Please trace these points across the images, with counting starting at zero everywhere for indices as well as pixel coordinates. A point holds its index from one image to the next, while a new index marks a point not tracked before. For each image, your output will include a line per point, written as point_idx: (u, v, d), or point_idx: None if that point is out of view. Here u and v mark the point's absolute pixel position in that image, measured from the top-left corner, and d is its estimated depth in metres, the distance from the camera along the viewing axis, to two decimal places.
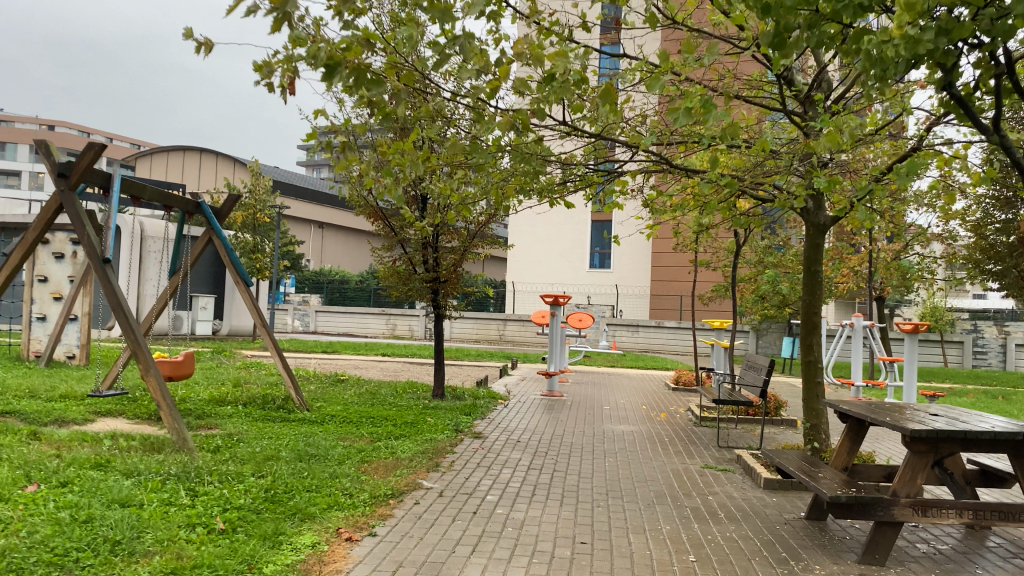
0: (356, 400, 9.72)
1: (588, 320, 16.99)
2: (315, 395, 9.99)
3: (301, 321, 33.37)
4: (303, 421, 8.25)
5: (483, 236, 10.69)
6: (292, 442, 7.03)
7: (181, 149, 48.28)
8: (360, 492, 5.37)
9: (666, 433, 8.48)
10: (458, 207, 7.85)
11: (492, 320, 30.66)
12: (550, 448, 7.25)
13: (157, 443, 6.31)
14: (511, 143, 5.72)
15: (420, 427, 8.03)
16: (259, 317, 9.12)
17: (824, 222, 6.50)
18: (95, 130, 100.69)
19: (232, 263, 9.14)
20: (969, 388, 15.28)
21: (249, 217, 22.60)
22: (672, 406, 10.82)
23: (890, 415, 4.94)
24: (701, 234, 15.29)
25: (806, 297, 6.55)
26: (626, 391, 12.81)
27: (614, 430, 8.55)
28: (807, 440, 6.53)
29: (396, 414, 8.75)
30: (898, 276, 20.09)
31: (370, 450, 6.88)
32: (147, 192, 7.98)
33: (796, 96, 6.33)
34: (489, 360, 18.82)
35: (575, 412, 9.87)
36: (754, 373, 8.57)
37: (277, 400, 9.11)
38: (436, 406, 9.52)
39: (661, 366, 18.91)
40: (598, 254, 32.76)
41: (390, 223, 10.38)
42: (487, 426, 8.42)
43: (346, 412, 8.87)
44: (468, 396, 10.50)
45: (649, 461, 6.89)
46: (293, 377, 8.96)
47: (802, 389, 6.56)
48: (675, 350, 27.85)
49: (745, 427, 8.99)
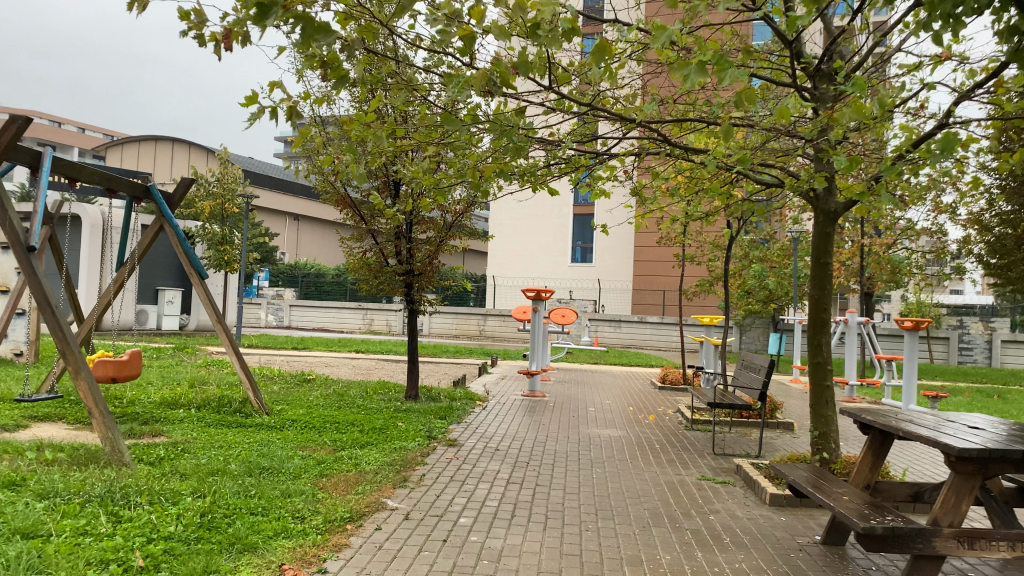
0: (323, 403, 9.01)
1: (571, 316, 16.37)
2: (277, 397, 9.26)
3: (275, 317, 32.89)
4: (261, 427, 7.55)
5: (461, 225, 9.98)
6: (245, 453, 6.33)
7: (152, 139, 47.13)
8: (313, 515, 4.66)
9: (655, 439, 7.83)
10: (432, 192, 7.18)
11: (472, 314, 30.04)
12: (531, 458, 6.60)
13: (88, 454, 5.56)
14: (491, 115, 5.04)
15: (388, 434, 7.34)
16: (214, 313, 8.37)
17: (835, 209, 5.90)
18: (68, 121, 98.81)
19: (185, 255, 8.40)
20: (963, 387, 14.82)
21: (218, 208, 21.72)
22: (660, 407, 10.20)
23: (921, 427, 4.32)
24: (690, 225, 14.65)
25: (814, 292, 5.92)
26: (610, 391, 12.19)
27: (598, 434, 7.92)
28: (816, 450, 5.91)
29: (363, 419, 8.06)
30: (887, 270, 19.63)
31: (331, 462, 6.19)
32: (86, 174, 7.22)
33: (807, 69, 5.69)
34: (468, 356, 18.18)
35: (558, 414, 9.22)
36: (752, 374, 7.88)
37: (234, 402, 8.39)
38: (409, 409, 8.85)
39: (646, 363, 18.35)
40: (579, 248, 32.17)
41: (359, 211, 9.65)
42: (462, 431, 7.75)
43: (309, 416, 8.18)
44: (443, 397, 9.84)
45: (640, 472, 6.24)
46: (251, 377, 8.25)
47: (809, 393, 5.95)
48: (658, 346, 27.32)
49: (741, 430, 8.38)
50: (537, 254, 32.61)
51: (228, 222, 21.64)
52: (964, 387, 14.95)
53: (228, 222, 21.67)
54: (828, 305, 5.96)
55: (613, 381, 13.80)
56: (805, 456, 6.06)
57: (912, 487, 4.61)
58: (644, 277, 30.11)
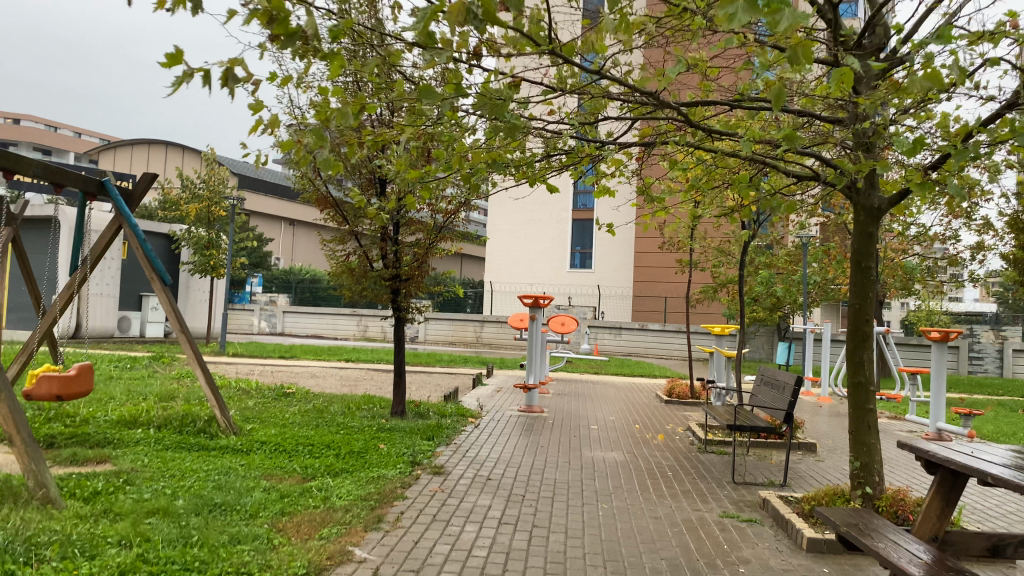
0: (299, 421, 8.21)
1: (571, 324, 15.56)
2: (248, 415, 8.42)
3: (268, 323, 32.02)
4: (226, 451, 6.74)
5: (453, 226, 9.13)
6: (201, 484, 5.48)
7: (146, 142, 46.34)
8: (262, 570, 3.83)
9: (665, 464, 7.01)
10: (415, 186, 6.36)
11: (469, 321, 29.24)
12: (526, 490, 5.79)
13: (8, 490, 4.74)
14: (477, 88, 4.22)
15: (367, 459, 6.52)
16: (176, 321, 7.57)
17: (878, 205, 5.10)
18: (63, 124, 98.12)
19: (146, 258, 7.58)
20: (987, 401, 13.98)
21: (204, 211, 20.61)
22: (668, 425, 9.38)
23: (1003, 468, 3.55)
24: (697, 229, 13.84)
25: (854, 300, 5.12)
26: (613, 405, 11.37)
27: (602, 458, 7.11)
28: (854, 482, 5.10)
29: (340, 440, 7.27)
30: (901, 276, 18.83)
31: (296, 497, 5.37)
32: (25, 167, 6.39)
33: (847, 43, 4.90)
34: (463, 367, 17.34)
35: (557, 433, 8.39)
36: (774, 391, 7.04)
37: (198, 421, 7.55)
38: (393, 428, 8.04)
39: (650, 373, 17.53)
40: (578, 254, 31.39)
41: (342, 211, 8.83)
42: (451, 455, 6.93)
43: (281, 437, 7.35)
44: (433, 413, 9.01)
45: (653, 508, 5.43)
46: (217, 394, 7.43)
47: (849, 416, 5.15)
48: (659, 354, 26.49)
49: (761, 453, 7.57)
50: (535, 258, 31.78)
51: (215, 225, 20.62)
52: (982, 401, 14.21)
53: (214, 225, 20.71)
54: (871, 316, 5.16)
55: (615, 394, 12.97)
56: (841, 490, 5.25)
57: (990, 539, 3.81)
58: (645, 284, 29.31)
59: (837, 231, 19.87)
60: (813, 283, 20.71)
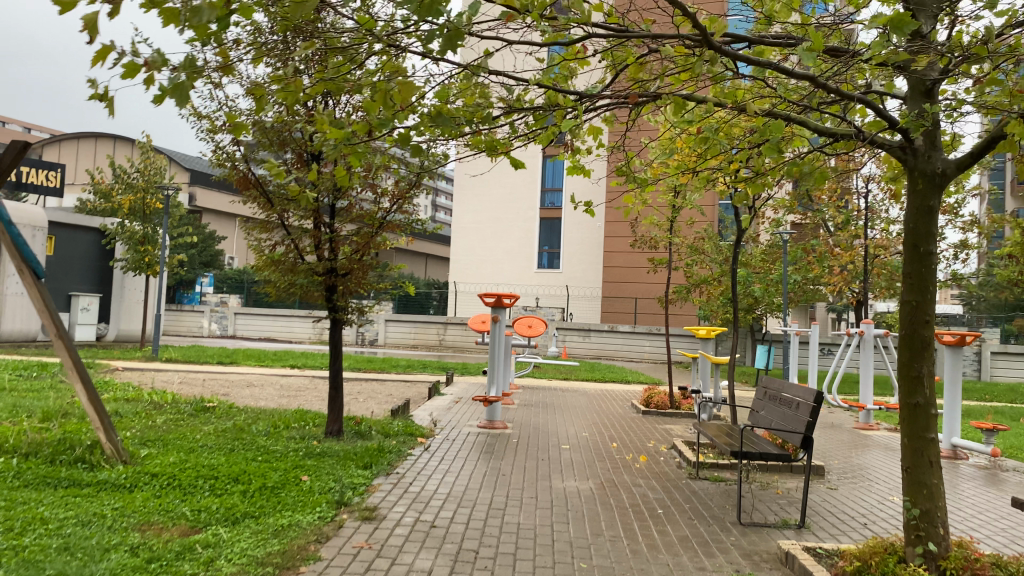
0: (209, 444, 6.82)
1: (538, 327, 14.28)
2: (149, 437, 7.00)
3: (219, 325, 30.50)
4: (102, 489, 5.30)
5: (399, 212, 7.81)
6: (43, 544, 4.06)
7: (94, 136, 44.01)
8: None
9: (651, 496, 5.76)
10: (342, 152, 5.01)
11: (432, 323, 27.94)
12: (481, 543, 4.48)
13: None
14: None
15: (282, 500, 5.14)
16: (48, 321, 6.10)
17: (941, 169, 3.90)
18: (12, 121, 94.58)
19: (13, 244, 6.11)
20: (985, 410, 12.92)
21: (139, 202, 19.02)
22: (650, 442, 8.13)
23: None
24: (675, 221, 12.68)
25: (911, 294, 3.90)
26: (585, 417, 10.09)
27: (576, 491, 5.83)
28: (910, 535, 3.89)
29: (252, 470, 5.88)
30: (884, 276, 17.81)
31: (170, 560, 3.98)
32: None
33: None
34: (421, 373, 15.99)
35: (521, 455, 7.13)
36: (784, 409, 5.81)
37: (79, 446, 6.10)
38: (325, 453, 6.68)
39: (622, 378, 16.37)
40: (546, 253, 30.26)
41: (266, 192, 7.46)
42: (391, 489, 5.62)
43: (182, 466, 5.94)
44: (375, 433, 7.67)
45: (645, 568, 4.15)
46: (101, 412, 6.00)
47: (902, 446, 3.94)
48: (628, 357, 25.39)
49: (765, 481, 6.34)
50: (500, 258, 30.53)
51: (153, 219, 19.02)
52: (976, 408, 13.25)
53: (151, 220, 19.08)
54: (931, 316, 3.93)
55: (585, 403, 11.68)
56: (891, 545, 4.05)
57: None
58: (613, 285, 28.17)
59: (816, 228, 18.89)
60: (792, 284, 19.69)
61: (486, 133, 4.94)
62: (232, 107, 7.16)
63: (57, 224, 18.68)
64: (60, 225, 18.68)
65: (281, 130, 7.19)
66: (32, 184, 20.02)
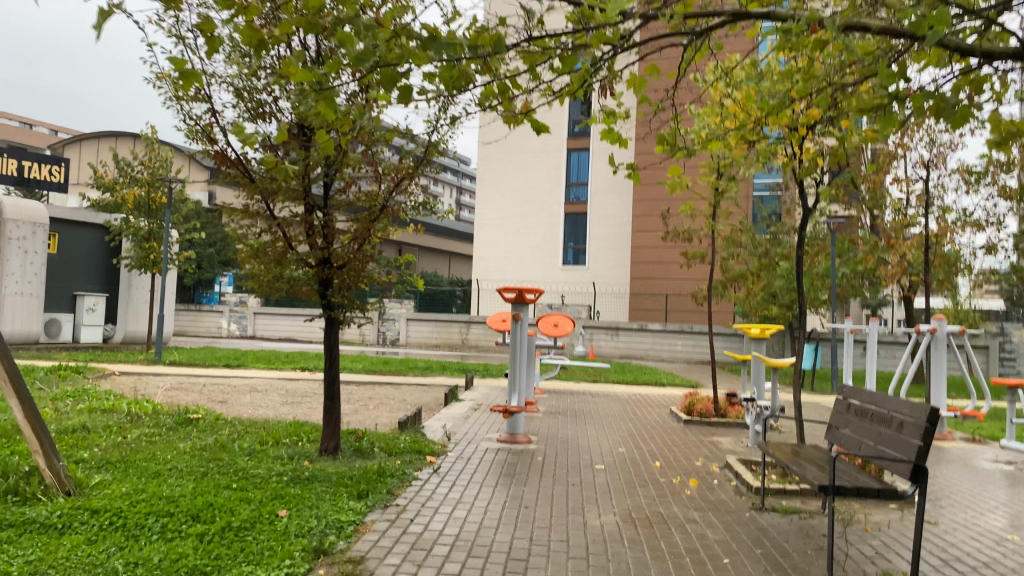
0: (178, 468, 5.74)
1: (565, 326, 13.09)
2: (112, 458, 5.93)
3: (238, 325, 29.74)
4: (25, 532, 4.23)
5: (402, 195, 6.76)
6: None
7: (113, 134, 43.49)
8: None
9: (711, 537, 4.60)
10: (314, 104, 3.92)
11: (455, 322, 26.90)
12: None
13: None
14: None
15: (244, 550, 4.02)
16: None
17: None
18: (40, 123, 95.29)
19: None
20: None
21: (143, 197, 18.17)
22: (701, 461, 6.93)
23: None
24: (715, 208, 11.45)
25: None
26: (620, 428, 8.89)
27: (614, 530, 4.68)
28: None
29: (220, 504, 4.79)
30: (939, 267, 16.39)
31: None
32: None
33: None
34: (439, 376, 14.91)
35: (548, 479, 6.00)
36: (879, 426, 4.60)
37: (13, 472, 5.04)
38: (312, 477, 5.59)
39: (655, 381, 15.15)
40: (572, 250, 28.97)
41: (247, 170, 6.40)
42: (388, 529, 4.54)
43: (136, 498, 4.88)
44: (378, 451, 6.57)
45: None
46: (37, 431, 4.93)
47: None
48: (660, 357, 24.12)
49: (851, 515, 5.12)
50: (525, 255, 29.39)
51: (158, 215, 18.19)
52: None
53: (157, 215, 18.24)
54: None
55: (619, 410, 10.49)
56: None
57: None
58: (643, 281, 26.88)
59: (861, 217, 17.52)
60: (839, 277, 18.28)
61: (501, 78, 3.83)
62: (203, 69, 6.11)
63: (59, 221, 17.87)
64: (62, 223, 17.88)
65: (262, 95, 6.15)
66: (35, 180, 19.26)
